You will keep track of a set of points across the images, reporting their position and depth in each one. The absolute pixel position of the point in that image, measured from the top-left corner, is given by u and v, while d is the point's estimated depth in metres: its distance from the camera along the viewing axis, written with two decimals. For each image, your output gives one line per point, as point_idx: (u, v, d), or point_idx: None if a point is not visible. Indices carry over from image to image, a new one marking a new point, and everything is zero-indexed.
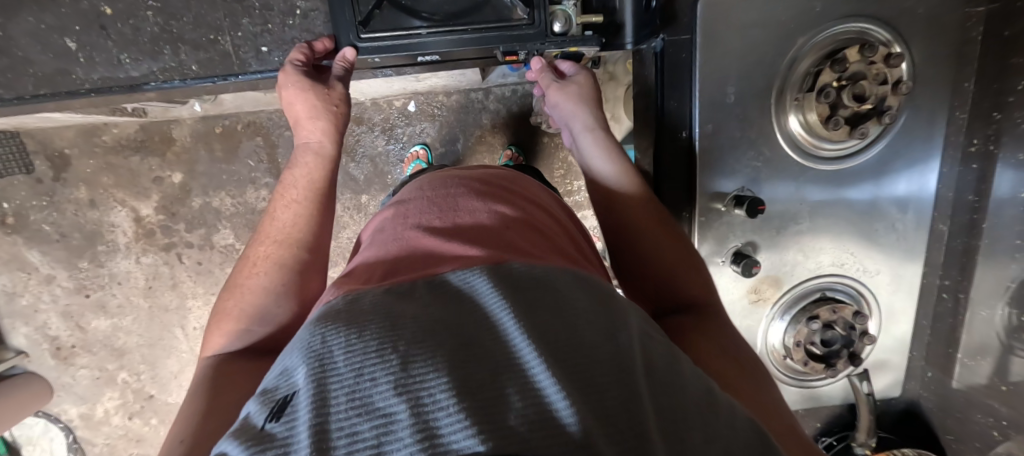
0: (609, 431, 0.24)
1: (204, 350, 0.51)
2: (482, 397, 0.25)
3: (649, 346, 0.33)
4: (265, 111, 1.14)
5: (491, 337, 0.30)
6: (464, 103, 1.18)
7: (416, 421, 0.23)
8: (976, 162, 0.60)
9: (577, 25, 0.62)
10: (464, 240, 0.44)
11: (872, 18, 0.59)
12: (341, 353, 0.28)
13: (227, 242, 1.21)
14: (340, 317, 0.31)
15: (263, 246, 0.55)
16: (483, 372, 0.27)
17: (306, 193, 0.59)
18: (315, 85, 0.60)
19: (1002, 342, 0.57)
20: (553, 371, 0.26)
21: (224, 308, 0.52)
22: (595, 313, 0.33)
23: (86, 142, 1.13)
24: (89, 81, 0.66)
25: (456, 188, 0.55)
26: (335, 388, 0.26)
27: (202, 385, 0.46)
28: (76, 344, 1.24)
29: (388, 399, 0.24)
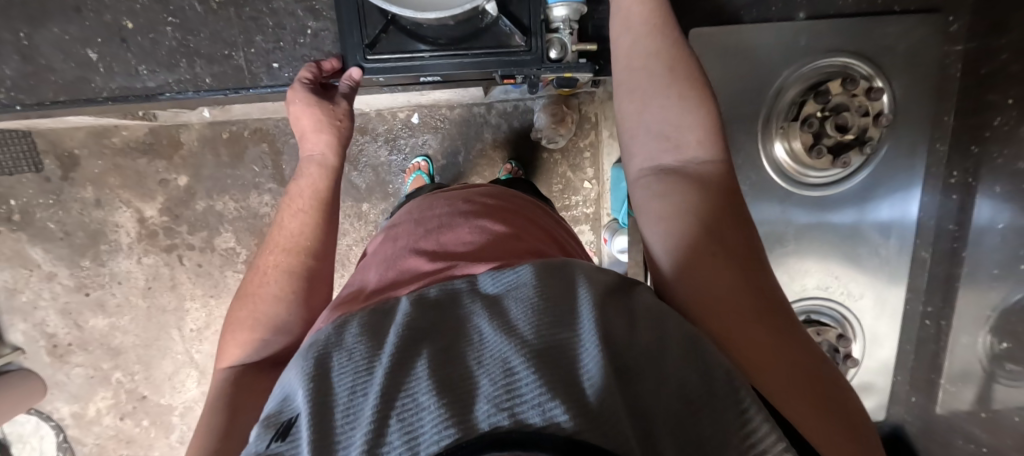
0: (573, 400, 0.25)
1: (220, 361, 0.52)
2: (462, 395, 0.26)
3: (612, 314, 0.33)
4: (272, 118, 1.17)
5: (469, 338, 0.32)
6: (467, 117, 1.21)
7: (402, 425, 0.25)
8: (956, 193, 0.61)
9: (573, 52, 0.64)
10: (446, 258, 0.47)
11: (853, 53, 0.63)
12: (337, 375, 0.31)
13: (228, 245, 1.23)
14: (331, 342, 0.34)
15: (272, 255, 0.57)
16: (461, 369, 0.28)
17: (311, 203, 0.61)
18: (316, 102, 0.63)
19: (984, 368, 0.57)
20: (521, 355, 0.28)
21: (236, 318, 0.54)
22: (559, 294, 0.34)
23: (96, 143, 1.15)
24: (107, 89, 0.69)
25: (443, 210, 0.58)
26: (332, 408, 0.28)
27: (222, 399, 0.48)
28: (73, 342, 1.25)
29: (376, 406, 0.26)
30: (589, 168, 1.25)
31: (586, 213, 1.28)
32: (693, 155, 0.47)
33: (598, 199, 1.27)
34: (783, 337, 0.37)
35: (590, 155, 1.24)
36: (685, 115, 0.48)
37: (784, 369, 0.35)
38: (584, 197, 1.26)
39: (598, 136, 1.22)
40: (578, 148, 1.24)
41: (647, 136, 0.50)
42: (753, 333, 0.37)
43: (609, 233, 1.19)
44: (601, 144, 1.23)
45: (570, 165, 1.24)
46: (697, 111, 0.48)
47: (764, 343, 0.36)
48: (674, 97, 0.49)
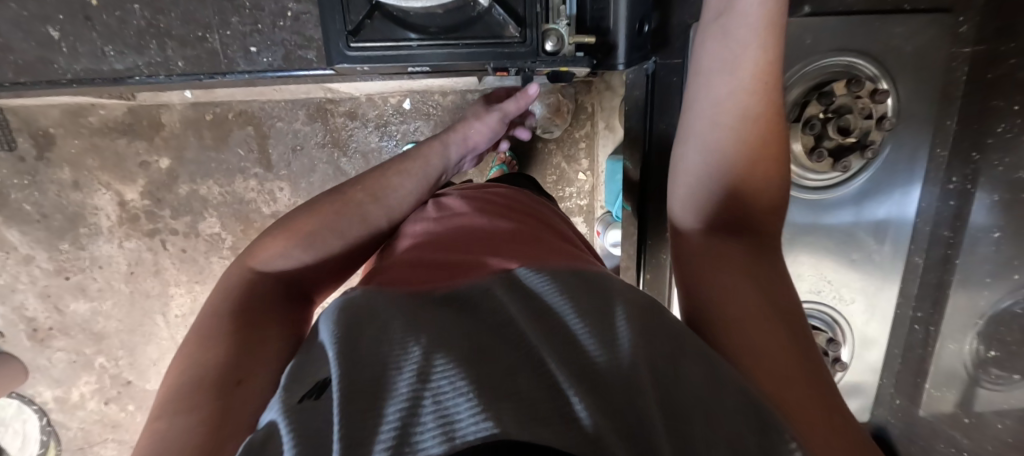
0: (617, 432, 0.24)
1: (250, 258, 0.50)
2: (500, 392, 0.25)
3: (656, 337, 0.31)
4: (257, 100, 1.13)
5: (505, 344, 0.31)
6: (461, 103, 1.18)
7: (438, 412, 0.24)
8: (954, 199, 0.60)
9: (569, 45, 0.62)
10: (477, 248, 0.46)
11: (861, 52, 0.61)
12: (370, 343, 0.30)
13: (213, 231, 1.20)
14: (364, 316, 0.33)
15: (360, 194, 0.58)
16: (496, 371, 0.27)
17: (419, 171, 0.66)
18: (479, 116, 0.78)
19: (969, 373, 0.58)
20: (566, 376, 0.27)
21: (293, 224, 0.53)
22: (594, 308, 0.33)
23: (72, 122, 1.10)
24: (71, 72, 0.65)
25: (470, 205, 0.56)
26: (358, 370, 0.27)
27: (237, 305, 0.45)
28: (54, 326, 1.22)
29: (412, 387, 0.26)
30: (584, 159, 1.23)
31: (579, 205, 1.27)
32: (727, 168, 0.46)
33: (592, 191, 1.26)
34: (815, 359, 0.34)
35: (586, 146, 1.22)
36: (725, 124, 0.46)
37: (794, 376, 0.32)
38: (578, 188, 1.25)
39: (594, 127, 1.20)
40: (574, 138, 1.21)
41: (686, 149, 0.50)
42: (770, 331, 0.35)
43: (602, 226, 1.18)
44: (597, 135, 1.21)
45: (564, 155, 1.23)
46: (744, 123, 0.45)
47: (787, 343, 0.34)
48: (708, 101, 0.48)
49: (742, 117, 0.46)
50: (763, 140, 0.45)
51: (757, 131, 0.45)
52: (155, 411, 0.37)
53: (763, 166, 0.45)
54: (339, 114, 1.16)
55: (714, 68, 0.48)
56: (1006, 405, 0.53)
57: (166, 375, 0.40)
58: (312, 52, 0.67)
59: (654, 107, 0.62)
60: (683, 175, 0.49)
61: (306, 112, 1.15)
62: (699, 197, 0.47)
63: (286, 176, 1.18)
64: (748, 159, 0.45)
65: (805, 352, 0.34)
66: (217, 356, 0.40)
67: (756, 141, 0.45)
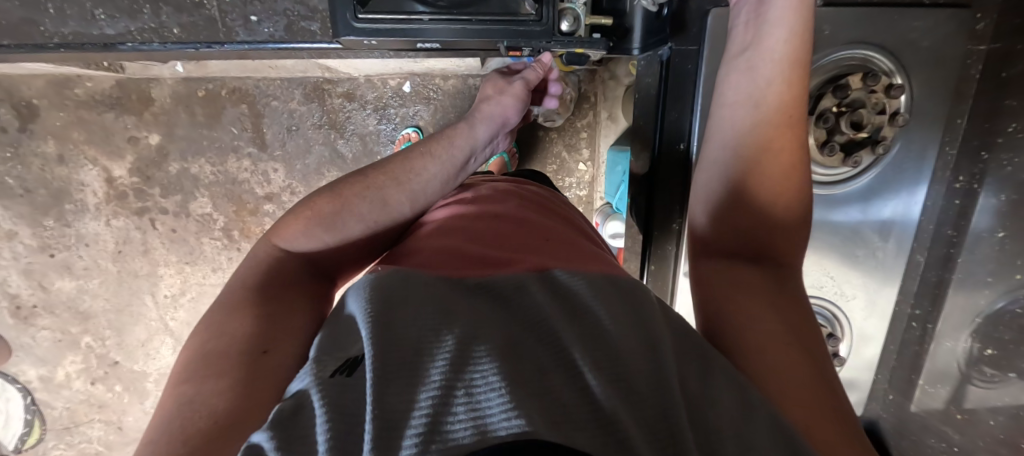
0: (648, 442, 0.25)
1: (275, 235, 0.49)
2: (532, 389, 0.25)
3: (683, 363, 0.31)
4: (252, 78, 1.09)
5: (537, 342, 0.30)
6: (462, 88, 1.15)
7: (469, 404, 0.24)
8: (959, 198, 0.61)
9: (586, 26, 0.60)
10: (507, 243, 0.45)
11: (877, 46, 0.60)
12: (398, 329, 0.29)
13: (204, 212, 1.17)
14: (395, 296, 0.33)
15: (383, 178, 0.55)
16: (529, 369, 0.27)
17: (445, 154, 0.62)
18: (501, 92, 0.70)
19: (962, 371, 0.59)
20: (599, 381, 0.27)
21: (316, 206, 0.51)
22: (629, 317, 0.33)
23: (58, 94, 1.06)
24: (57, 35, 0.62)
25: (497, 197, 0.55)
26: (397, 350, 0.27)
27: (261, 285, 0.44)
28: (38, 304, 1.19)
29: (445, 376, 0.26)
30: (585, 149, 1.22)
31: (579, 196, 1.26)
32: (751, 175, 0.45)
33: (592, 182, 1.25)
34: (832, 382, 0.34)
35: (587, 136, 1.21)
36: (750, 129, 0.46)
37: (804, 390, 0.33)
38: (578, 179, 1.24)
39: (596, 116, 1.19)
40: (575, 128, 1.20)
41: (707, 150, 0.50)
42: (783, 344, 0.35)
43: (601, 217, 1.16)
44: (599, 126, 1.20)
45: (566, 145, 1.21)
46: (770, 129, 0.45)
47: (807, 364, 0.34)
48: (734, 100, 0.48)
49: (768, 120, 0.45)
50: (793, 155, 0.44)
51: (782, 142, 0.45)
52: (180, 380, 0.36)
53: (790, 185, 0.44)
54: (336, 95, 1.13)
55: (743, 59, 0.48)
56: (999, 402, 0.53)
57: (190, 340, 0.41)
58: (316, 24, 0.65)
59: (666, 98, 0.60)
60: (704, 174, 0.49)
61: (302, 92, 1.12)
62: (717, 199, 0.47)
63: (280, 157, 1.15)
64: (776, 173, 0.44)
65: (818, 367, 0.35)
66: (244, 326, 0.40)
67: (785, 154, 0.44)
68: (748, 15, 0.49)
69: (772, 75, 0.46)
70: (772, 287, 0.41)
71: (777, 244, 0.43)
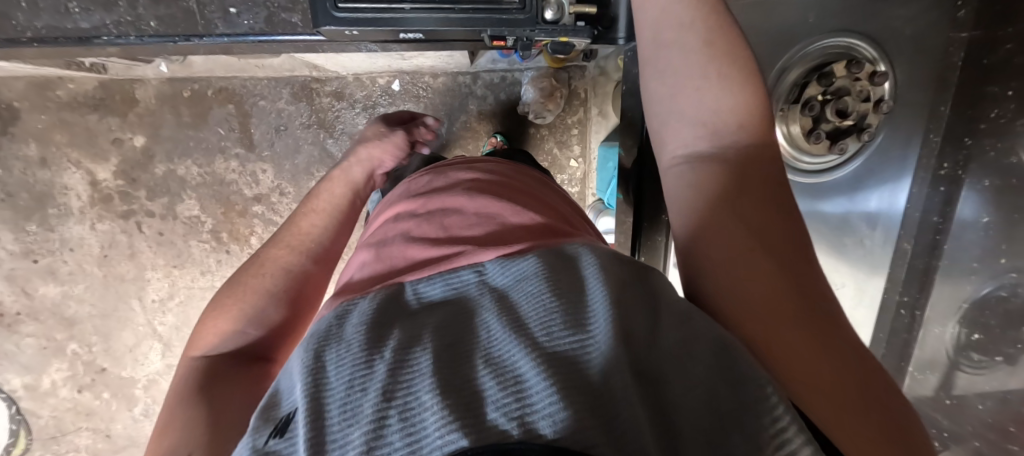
0: (589, 410, 0.22)
1: (190, 351, 0.47)
2: (467, 395, 0.24)
3: (632, 308, 0.29)
4: (238, 77, 1.08)
5: (477, 336, 0.28)
6: (451, 86, 1.15)
7: (403, 426, 0.23)
8: (944, 185, 0.62)
9: (570, 14, 0.59)
10: (453, 243, 0.41)
11: (860, 34, 0.61)
12: (335, 367, 0.27)
13: (192, 213, 1.15)
14: (332, 330, 0.31)
15: (279, 249, 0.55)
16: (464, 370, 0.25)
17: (329, 206, 0.63)
18: (380, 138, 0.74)
19: (951, 358, 0.59)
20: (533, 357, 0.25)
21: (218, 303, 0.49)
22: (565, 284, 0.30)
23: (39, 96, 1.05)
24: (32, 29, 0.61)
25: (445, 190, 0.52)
26: (330, 395, 0.26)
27: (191, 394, 0.42)
28: (21, 311, 1.17)
29: (376, 406, 0.24)
30: (576, 145, 1.22)
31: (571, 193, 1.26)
32: (705, 146, 0.40)
33: (583, 178, 1.25)
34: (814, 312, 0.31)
35: (578, 132, 1.21)
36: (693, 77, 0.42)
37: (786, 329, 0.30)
38: (570, 176, 1.24)
39: (586, 113, 1.20)
40: (566, 125, 1.20)
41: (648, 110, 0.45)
42: (763, 279, 0.32)
43: (593, 213, 1.17)
44: (590, 122, 1.20)
45: (557, 141, 1.21)
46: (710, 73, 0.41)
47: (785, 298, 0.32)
48: (666, 57, 0.43)
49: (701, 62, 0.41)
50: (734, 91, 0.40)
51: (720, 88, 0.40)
52: None
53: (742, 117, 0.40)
54: (325, 93, 1.12)
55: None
56: (986, 387, 0.55)
57: None
58: (296, 15, 0.64)
59: None
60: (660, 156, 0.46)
61: (290, 92, 1.11)
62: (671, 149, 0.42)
63: (269, 157, 1.14)
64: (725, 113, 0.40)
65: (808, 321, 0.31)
66: (184, 447, 0.38)
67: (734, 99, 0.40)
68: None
69: (694, 38, 0.42)
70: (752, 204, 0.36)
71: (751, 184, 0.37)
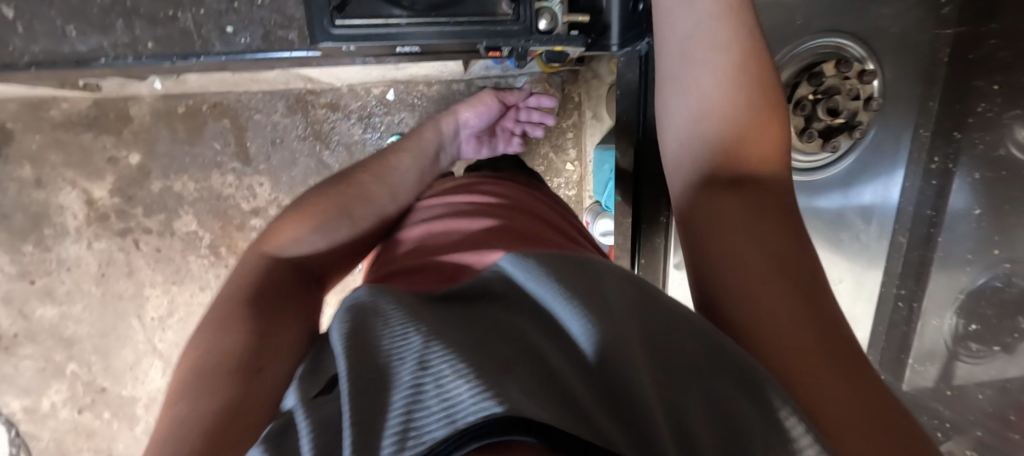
0: (614, 421, 0.21)
1: (262, 238, 0.49)
2: (504, 375, 0.21)
3: (654, 327, 0.28)
4: (233, 92, 1.08)
5: (509, 338, 0.27)
6: (446, 94, 1.16)
7: (439, 399, 0.19)
8: (936, 178, 0.63)
9: (563, 24, 0.60)
10: (475, 250, 0.43)
11: (848, 33, 0.62)
12: (371, 345, 0.27)
13: (189, 229, 1.15)
14: (366, 316, 0.31)
15: (365, 180, 0.58)
16: (497, 359, 0.23)
17: (420, 150, 0.69)
18: (477, 108, 0.86)
19: (949, 349, 0.60)
20: (565, 371, 0.24)
21: (301, 208, 0.52)
22: (590, 298, 0.30)
23: (33, 117, 1.04)
24: (28, 53, 0.61)
25: (467, 209, 0.53)
26: (364, 369, 0.24)
27: (250, 290, 0.44)
28: (19, 333, 1.16)
29: (412, 378, 0.22)
30: (571, 149, 1.23)
31: (568, 196, 1.26)
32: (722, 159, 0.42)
33: (580, 181, 1.26)
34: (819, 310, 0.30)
35: (573, 136, 1.22)
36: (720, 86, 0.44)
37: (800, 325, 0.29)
38: (566, 179, 1.25)
39: (581, 116, 1.20)
40: (561, 128, 1.21)
41: (672, 124, 0.47)
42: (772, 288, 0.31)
43: (591, 216, 1.17)
44: (585, 125, 1.21)
45: (552, 145, 1.22)
46: (734, 89, 0.43)
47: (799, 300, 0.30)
48: (693, 67, 0.45)
49: (724, 76, 0.43)
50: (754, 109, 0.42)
51: (738, 102, 0.42)
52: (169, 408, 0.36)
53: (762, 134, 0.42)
54: (319, 105, 1.12)
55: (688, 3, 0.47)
56: (986, 376, 0.55)
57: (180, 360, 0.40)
58: (293, 31, 0.65)
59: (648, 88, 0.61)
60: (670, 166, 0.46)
61: (285, 105, 1.11)
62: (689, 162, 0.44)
63: (266, 170, 1.14)
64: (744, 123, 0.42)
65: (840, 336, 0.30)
66: (228, 349, 0.39)
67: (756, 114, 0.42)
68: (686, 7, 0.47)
69: (721, 52, 0.44)
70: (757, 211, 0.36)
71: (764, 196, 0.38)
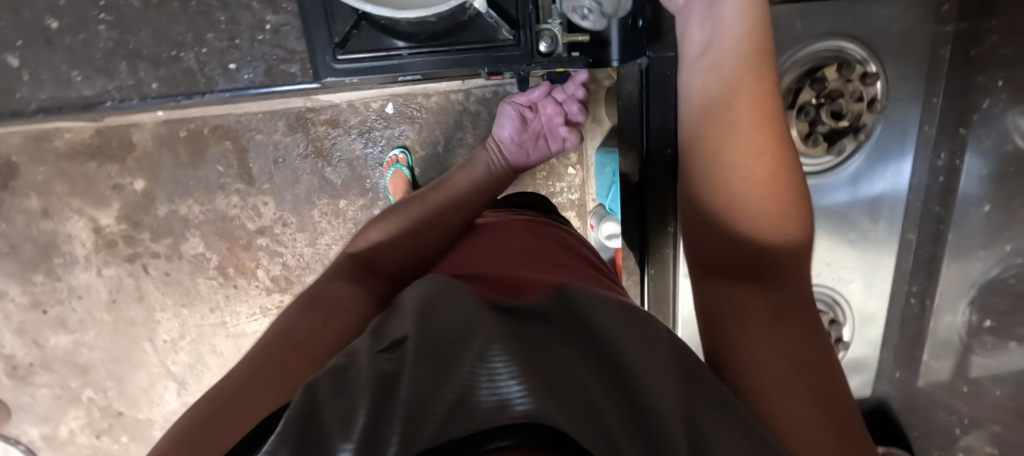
0: (632, 433, 0.25)
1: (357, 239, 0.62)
2: (544, 384, 0.27)
3: (685, 376, 0.31)
4: (233, 114, 1.09)
5: (557, 348, 0.32)
6: (445, 105, 1.15)
7: (487, 388, 0.26)
8: (943, 175, 0.62)
9: (564, 45, 0.60)
10: (531, 274, 0.46)
11: (851, 36, 0.61)
12: (439, 330, 0.33)
13: (197, 252, 1.16)
14: (437, 303, 0.37)
15: (440, 192, 0.68)
16: (542, 368, 0.29)
17: (480, 167, 0.77)
18: (510, 126, 0.81)
19: (963, 341, 0.59)
20: (600, 391, 0.28)
21: (391, 213, 0.65)
22: (638, 334, 0.34)
23: (37, 148, 1.05)
24: None
25: (520, 237, 0.57)
26: (430, 344, 0.31)
27: (335, 274, 0.55)
28: (34, 362, 1.17)
29: (470, 363, 0.28)
30: (573, 153, 1.23)
31: (571, 200, 1.26)
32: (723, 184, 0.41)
33: (583, 184, 1.26)
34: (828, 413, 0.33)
35: None
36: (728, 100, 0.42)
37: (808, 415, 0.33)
38: (569, 183, 1.25)
39: None
40: None
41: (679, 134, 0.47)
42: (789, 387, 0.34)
43: (596, 219, 1.17)
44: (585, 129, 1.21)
45: None
46: (743, 105, 0.41)
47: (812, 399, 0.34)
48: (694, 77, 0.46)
49: (733, 89, 0.42)
50: (766, 137, 0.40)
51: (750, 120, 0.40)
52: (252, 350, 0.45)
53: (771, 185, 0.39)
54: (319, 122, 1.12)
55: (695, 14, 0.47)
56: (1002, 371, 0.53)
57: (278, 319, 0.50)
58: None
59: (648, 101, 0.62)
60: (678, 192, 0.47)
61: (285, 123, 1.11)
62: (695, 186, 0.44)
63: (269, 189, 1.14)
64: (750, 149, 0.40)
65: (812, 387, 0.34)
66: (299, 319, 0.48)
67: (767, 149, 0.40)
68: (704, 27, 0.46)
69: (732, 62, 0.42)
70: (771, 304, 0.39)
71: (766, 231, 0.39)
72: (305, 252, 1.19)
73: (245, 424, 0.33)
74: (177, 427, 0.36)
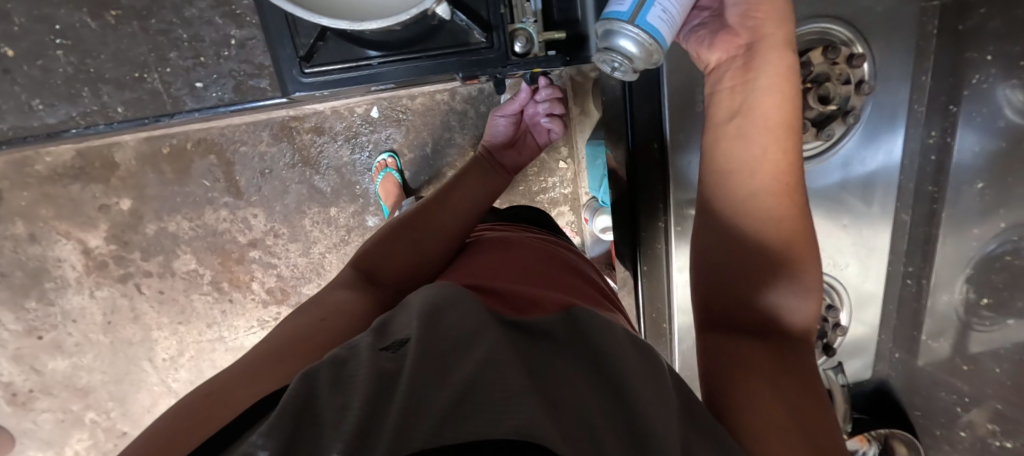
0: None
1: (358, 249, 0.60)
2: (542, 411, 0.26)
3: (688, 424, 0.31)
4: (215, 126, 1.07)
5: (559, 374, 0.32)
6: (430, 105, 1.14)
7: (482, 408, 0.25)
8: (935, 153, 0.61)
9: (540, 43, 0.60)
10: (538, 294, 0.44)
11: (834, 17, 0.61)
12: (439, 337, 0.32)
13: (189, 268, 1.15)
14: (441, 306, 0.36)
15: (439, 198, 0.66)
16: (542, 397, 0.28)
17: (475, 169, 0.74)
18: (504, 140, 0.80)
19: (961, 318, 0.58)
20: (600, 426, 0.28)
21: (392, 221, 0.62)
22: (644, 369, 0.33)
23: (18, 173, 1.03)
24: None
25: (524, 254, 0.56)
26: (429, 351, 0.30)
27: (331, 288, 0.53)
28: (33, 388, 1.16)
29: (468, 378, 0.27)
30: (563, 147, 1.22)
31: (564, 194, 1.25)
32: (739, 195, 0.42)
33: (575, 178, 1.24)
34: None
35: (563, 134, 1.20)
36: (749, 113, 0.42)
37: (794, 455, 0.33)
38: (561, 177, 1.24)
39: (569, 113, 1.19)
40: None
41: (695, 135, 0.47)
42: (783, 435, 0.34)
43: (590, 213, 1.16)
44: (574, 122, 1.19)
45: None
46: (768, 120, 0.41)
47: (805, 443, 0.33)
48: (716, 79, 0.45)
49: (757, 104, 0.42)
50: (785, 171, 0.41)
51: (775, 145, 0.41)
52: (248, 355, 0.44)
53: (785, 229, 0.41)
54: (304, 130, 1.11)
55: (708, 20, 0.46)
56: (999, 347, 0.53)
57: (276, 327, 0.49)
58: None
59: (632, 99, 0.62)
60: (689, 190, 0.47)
61: (270, 133, 1.10)
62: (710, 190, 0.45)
63: (257, 201, 1.13)
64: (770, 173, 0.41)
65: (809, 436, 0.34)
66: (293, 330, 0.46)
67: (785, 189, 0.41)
68: (695, 47, 0.47)
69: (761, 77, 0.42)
70: (778, 360, 0.40)
71: (767, 253, 0.41)
72: (299, 262, 1.18)
73: (221, 419, 0.32)
74: (164, 425, 0.35)
